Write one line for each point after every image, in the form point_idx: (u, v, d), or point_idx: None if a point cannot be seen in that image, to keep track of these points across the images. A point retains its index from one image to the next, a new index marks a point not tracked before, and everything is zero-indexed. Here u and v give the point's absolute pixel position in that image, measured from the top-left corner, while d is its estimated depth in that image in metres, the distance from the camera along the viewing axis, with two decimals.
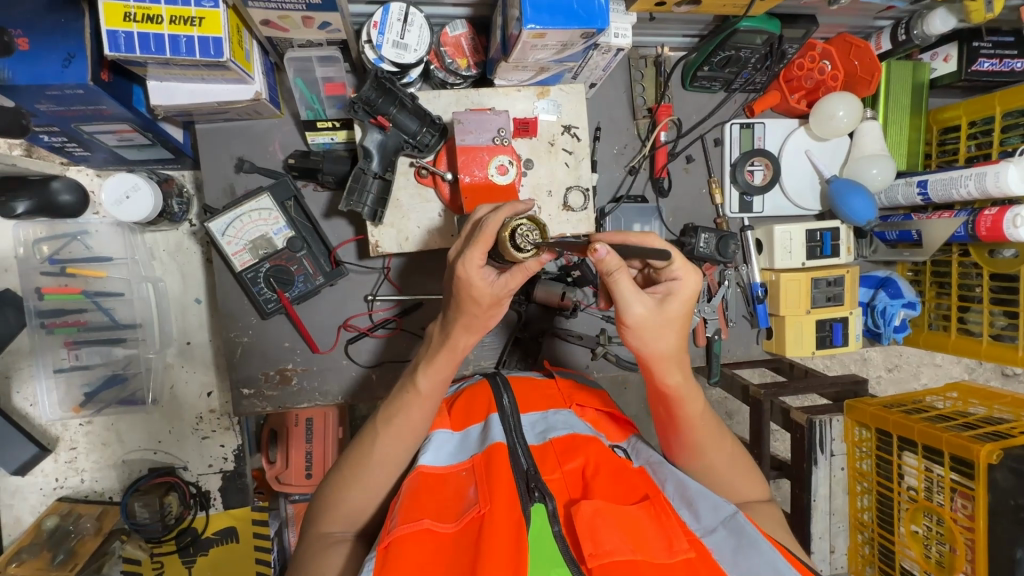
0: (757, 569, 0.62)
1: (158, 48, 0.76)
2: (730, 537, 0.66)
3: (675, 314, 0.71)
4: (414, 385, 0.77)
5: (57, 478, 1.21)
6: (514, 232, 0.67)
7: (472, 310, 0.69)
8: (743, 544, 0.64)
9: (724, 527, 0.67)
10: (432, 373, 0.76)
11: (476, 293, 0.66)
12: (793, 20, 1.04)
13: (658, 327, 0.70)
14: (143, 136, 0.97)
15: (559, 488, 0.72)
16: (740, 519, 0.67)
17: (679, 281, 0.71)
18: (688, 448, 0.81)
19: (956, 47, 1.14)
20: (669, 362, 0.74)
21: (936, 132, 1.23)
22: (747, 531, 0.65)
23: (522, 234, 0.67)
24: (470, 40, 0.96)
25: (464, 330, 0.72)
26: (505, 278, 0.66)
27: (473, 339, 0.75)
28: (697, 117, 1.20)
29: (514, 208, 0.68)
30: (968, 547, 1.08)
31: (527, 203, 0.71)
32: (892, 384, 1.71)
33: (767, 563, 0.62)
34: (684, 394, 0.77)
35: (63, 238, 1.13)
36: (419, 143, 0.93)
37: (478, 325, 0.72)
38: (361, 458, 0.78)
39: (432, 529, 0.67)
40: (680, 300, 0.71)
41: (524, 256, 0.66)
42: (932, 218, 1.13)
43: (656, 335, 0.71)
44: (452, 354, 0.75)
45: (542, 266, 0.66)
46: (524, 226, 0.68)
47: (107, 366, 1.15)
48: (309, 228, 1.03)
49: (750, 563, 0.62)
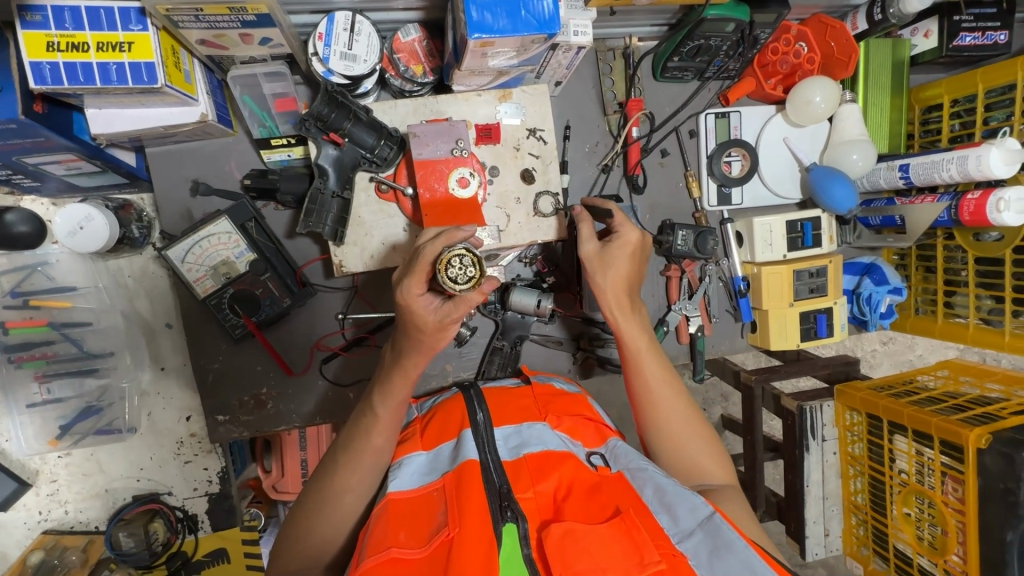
0: (733, 572, 0.59)
1: (88, 78, 0.72)
2: (706, 540, 0.63)
3: (614, 254, 0.87)
4: (373, 409, 0.76)
5: (40, 511, 1.20)
6: (451, 263, 0.66)
7: (418, 334, 0.69)
8: (719, 546, 0.62)
9: (701, 529, 0.64)
10: (389, 397, 0.76)
11: (418, 320, 0.67)
12: (762, 5, 0.99)
13: (601, 262, 0.87)
14: (90, 164, 0.93)
15: (531, 509, 0.69)
16: (716, 520, 0.65)
17: (620, 232, 0.89)
18: (645, 403, 0.85)
19: (937, 22, 1.09)
20: (619, 294, 0.87)
21: (918, 111, 1.19)
22: (724, 532, 0.63)
23: (457, 266, 0.66)
24: (424, 44, 0.91)
25: (415, 353, 0.71)
26: (448, 306, 0.66)
27: (426, 361, 0.74)
28: (670, 109, 1.16)
29: (451, 237, 0.67)
30: (959, 531, 1.06)
31: (469, 229, 0.69)
32: (886, 357, 1.69)
33: (744, 565, 0.59)
34: (636, 336, 0.87)
35: (22, 270, 1.09)
36: (377, 157, 0.89)
37: (428, 348, 0.71)
38: (323, 490, 0.76)
39: (401, 557, 0.65)
40: (624, 249, 0.87)
41: (461, 290, 0.65)
42: (914, 202, 1.10)
43: (609, 268, 0.87)
44: (406, 375, 0.75)
45: (484, 298, 0.65)
46: (461, 256, 0.66)
47: (80, 398, 1.14)
48: (273, 248, 0.99)
49: (725, 564, 0.60)
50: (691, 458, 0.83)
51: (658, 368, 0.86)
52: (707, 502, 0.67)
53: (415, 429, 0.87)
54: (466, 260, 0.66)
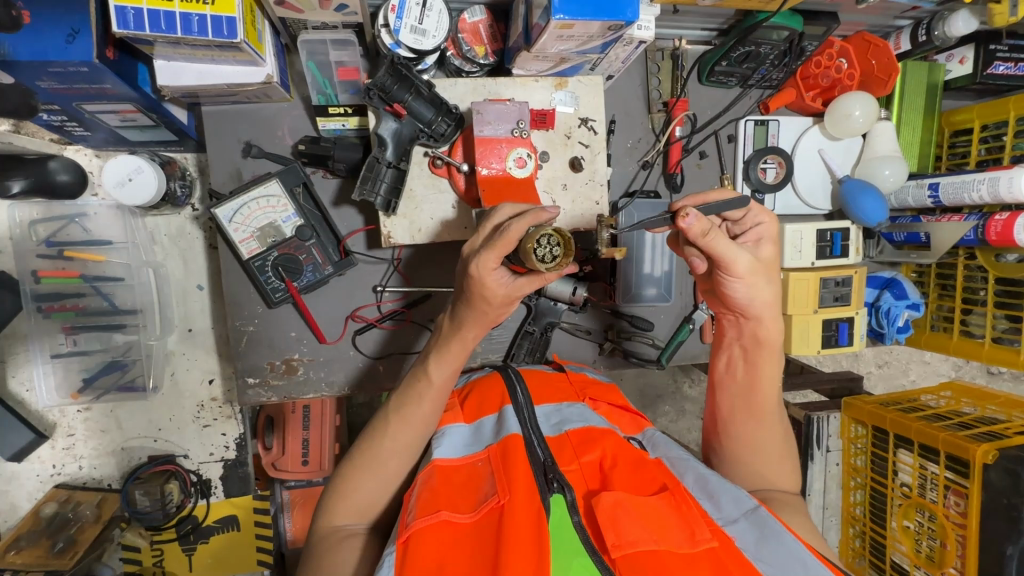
0: (779, 560, 0.61)
1: (168, 26, 0.73)
2: (752, 528, 0.65)
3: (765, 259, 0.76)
4: (426, 374, 0.78)
5: (54, 465, 1.19)
6: (538, 242, 0.64)
7: (484, 306, 0.70)
8: (766, 534, 0.63)
9: (746, 518, 0.66)
10: (444, 363, 0.77)
11: (487, 292, 0.68)
12: (814, 17, 1.04)
13: (761, 271, 0.75)
14: (146, 117, 0.93)
15: (576, 480, 0.71)
16: (762, 512, 0.66)
17: (765, 224, 0.77)
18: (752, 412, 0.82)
19: (973, 49, 1.13)
20: (768, 312, 0.78)
21: (947, 134, 1.23)
22: (769, 524, 0.64)
23: (543, 245, 0.64)
24: (488, 28, 0.94)
25: (475, 324, 0.73)
26: (521, 281, 0.68)
27: (483, 332, 0.75)
28: (712, 113, 1.19)
29: (538, 217, 0.65)
30: (959, 544, 1.08)
31: (552, 211, 0.67)
32: (880, 381, 1.72)
33: (792, 556, 0.61)
34: (768, 356, 0.81)
35: (60, 220, 1.09)
36: (435, 132, 0.90)
37: (489, 320, 0.73)
38: (372, 450, 0.78)
39: (451, 521, 0.66)
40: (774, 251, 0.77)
41: (546, 268, 0.64)
42: (941, 221, 1.14)
43: (765, 280, 0.76)
44: (462, 345, 0.76)
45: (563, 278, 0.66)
46: (546, 236, 0.65)
47: (107, 352, 1.13)
48: (318, 216, 1.00)
49: (774, 551, 0.61)
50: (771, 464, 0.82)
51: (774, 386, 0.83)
52: (751, 495, 0.69)
53: (454, 401, 0.87)
54: (552, 240, 0.65)
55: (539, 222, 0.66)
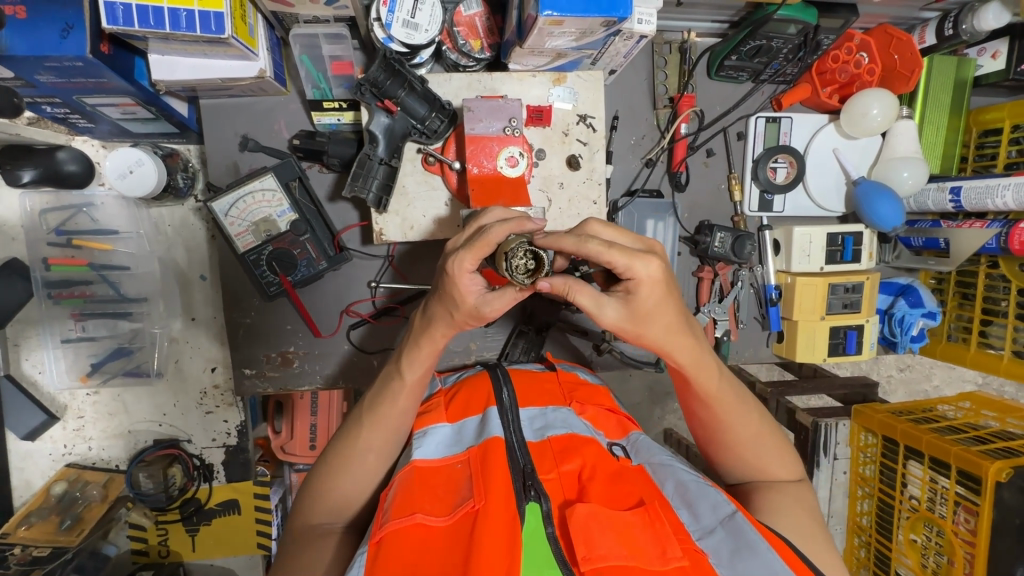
0: (755, 573, 0.59)
1: (157, 22, 0.73)
2: (728, 538, 0.63)
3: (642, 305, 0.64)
4: (399, 374, 0.78)
5: (65, 445, 1.25)
6: (512, 253, 0.62)
7: (453, 309, 0.69)
8: (741, 546, 0.62)
9: (723, 527, 0.64)
10: (415, 363, 0.77)
11: (458, 296, 0.66)
12: (831, 9, 0.99)
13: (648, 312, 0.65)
14: (146, 110, 0.94)
15: (554, 488, 0.69)
16: (739, 519, 0.65)
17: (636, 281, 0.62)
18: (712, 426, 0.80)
19: (1007, 43, 1.06)
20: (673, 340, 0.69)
21: (975, 134, 1.15)
22: (745, 533, 0.63)
23: (515, 258, 0.62)
24: (485, 21, 0.92)
25: (444, 324, 0.72)
26: (491, 295, 0.65)
27: (452, 333, 0.74)
28: (720, 109, 1.14)
29: (522, 225, 0.62)
30: (967, 561, 1.03)
31: (538, 222, 0.64)
32: (901, 385, 1.66)
33: (764, 566, 0.59)
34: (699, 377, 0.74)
35: (69, 210, 1.12)
36: (427, 129, 0.89)
37: (456, 324, 0.72)
38: (347, 449, 0.79)
39: (425, 523, 0.66)
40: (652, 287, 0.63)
41: (515, 281, 0.63)
42: (962, 226, 1.08)
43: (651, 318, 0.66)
44: (432, 346, 0.76)
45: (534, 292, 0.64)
46: (524, 249, 0.62)
47: (113, 339, 1.17)
48: (314, 211, 1.01)
49: (747, 566, 0.59)
50: (759, 461, 0.81)
51: (732, 395, 0.78)
52: (729, 501, 0.67)
53: (440, 400, 0.87)
54: (530, 255, 0.62)
55: (522, 231, 0.63)
